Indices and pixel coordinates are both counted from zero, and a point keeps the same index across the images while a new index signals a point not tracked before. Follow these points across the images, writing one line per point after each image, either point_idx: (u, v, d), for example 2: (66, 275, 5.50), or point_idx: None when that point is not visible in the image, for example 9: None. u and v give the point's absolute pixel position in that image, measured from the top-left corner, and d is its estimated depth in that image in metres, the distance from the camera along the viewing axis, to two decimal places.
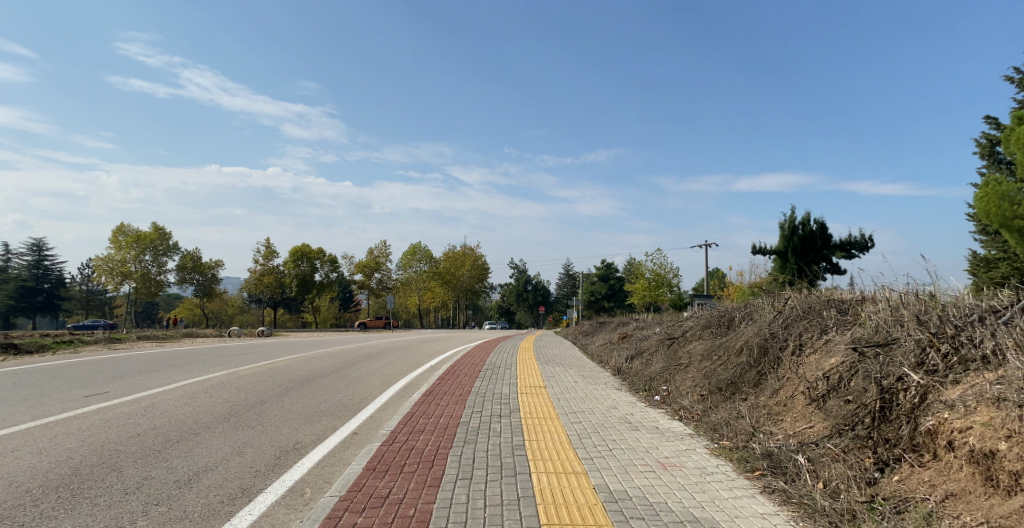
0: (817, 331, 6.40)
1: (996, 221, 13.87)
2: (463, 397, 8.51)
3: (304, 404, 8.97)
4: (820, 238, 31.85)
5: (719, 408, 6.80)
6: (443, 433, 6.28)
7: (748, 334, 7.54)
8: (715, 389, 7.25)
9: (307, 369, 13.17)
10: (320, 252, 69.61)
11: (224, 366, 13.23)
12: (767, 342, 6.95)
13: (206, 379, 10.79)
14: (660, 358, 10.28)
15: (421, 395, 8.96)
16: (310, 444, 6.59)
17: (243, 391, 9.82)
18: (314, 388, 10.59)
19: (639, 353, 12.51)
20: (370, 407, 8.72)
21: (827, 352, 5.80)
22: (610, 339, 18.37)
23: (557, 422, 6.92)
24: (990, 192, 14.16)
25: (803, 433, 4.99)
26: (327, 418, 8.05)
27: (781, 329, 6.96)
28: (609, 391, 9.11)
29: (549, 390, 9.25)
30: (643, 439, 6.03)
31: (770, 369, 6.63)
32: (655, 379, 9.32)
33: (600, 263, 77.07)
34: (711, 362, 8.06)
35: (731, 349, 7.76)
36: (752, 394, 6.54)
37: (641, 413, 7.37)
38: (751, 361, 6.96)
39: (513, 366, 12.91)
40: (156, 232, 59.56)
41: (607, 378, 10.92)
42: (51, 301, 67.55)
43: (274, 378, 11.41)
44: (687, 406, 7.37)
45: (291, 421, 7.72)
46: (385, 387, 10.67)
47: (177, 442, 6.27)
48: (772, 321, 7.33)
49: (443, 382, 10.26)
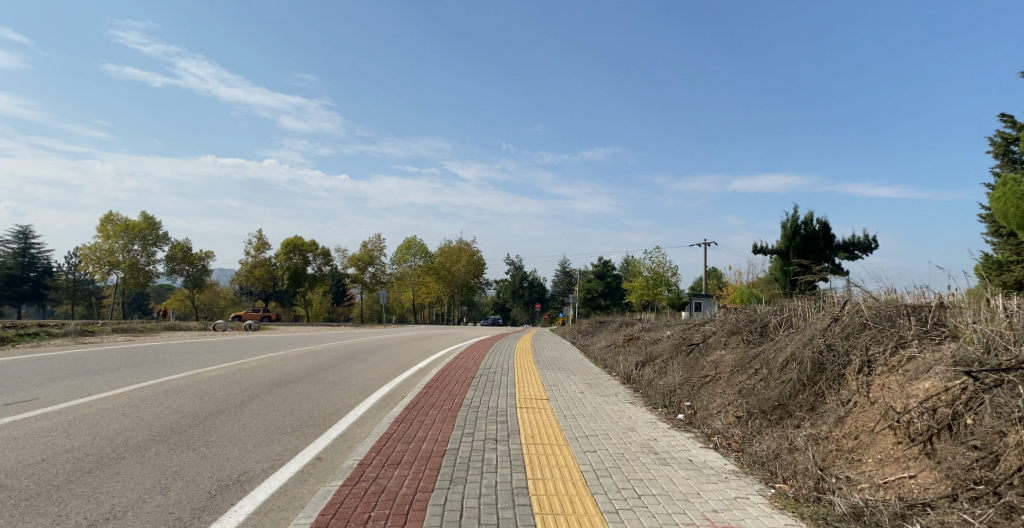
0: (892, 345, 5.16)
1: (1014, 222, 12.72)
2: (453, 413, 7.20)
3: (266, 417, 7.67)
4: (823, 239, 30.73)
5: (765, 435, 5.57)
6: (423, 468, 5.01)
7: (796, 346, 6.28)
8: (757, 411, 5.99)
9: (282, 371, 11.83)
10: (313, 244, 67.76)
11: (189, 366, 11.85)
12: (824, 357, 5.71)
13: (161, 382, 9.46)
14: (678, 367, 9.02)
15: (404, 408, 7.69)
16: (259, 476, 5.28)
17: (198, 399, 8.48)
18: (284, 395, 9.28)
19: (650, 359, 11.18)
20: (342, 422, 7.44)
21: (914, 372, 4.57)
22: (614, 340, 17.08)
23: (566, 450, 5.64)
24: (1007, 192, 13.00)
25: (902, 486, 3.74)
26: (290, 437, 6.74)
27: (841, 341, 5.70)
28: (622, 407, 7.86)
29: (554, 404, 7.98)
30: (679, 479, 4.77)
31: (829, 388, 5.40)
32: (676, 392, 8.06)
33: (596, 261, 75.85)
34: (747, 376, 6.81)
35: (774, 362, 6.52)
36: (808, 421, 5.29)
37: (668, 439, 6.11)
38: (805, 379, 5.70)
39: (510, 371, 11.54)
40: (146, 221, 58.02)
41: (618, 388, 9.62)
42: (37, 290, 65.58)
43: (241, 383, 10.07)
44: (722, 430, 6.13)
45: (243, 442, 6.40)
46: (364, 395, 9.37)
47: (88, 474, 4.92)
48: (827, 328, 6.06)
49: (431, 390, 8.99)
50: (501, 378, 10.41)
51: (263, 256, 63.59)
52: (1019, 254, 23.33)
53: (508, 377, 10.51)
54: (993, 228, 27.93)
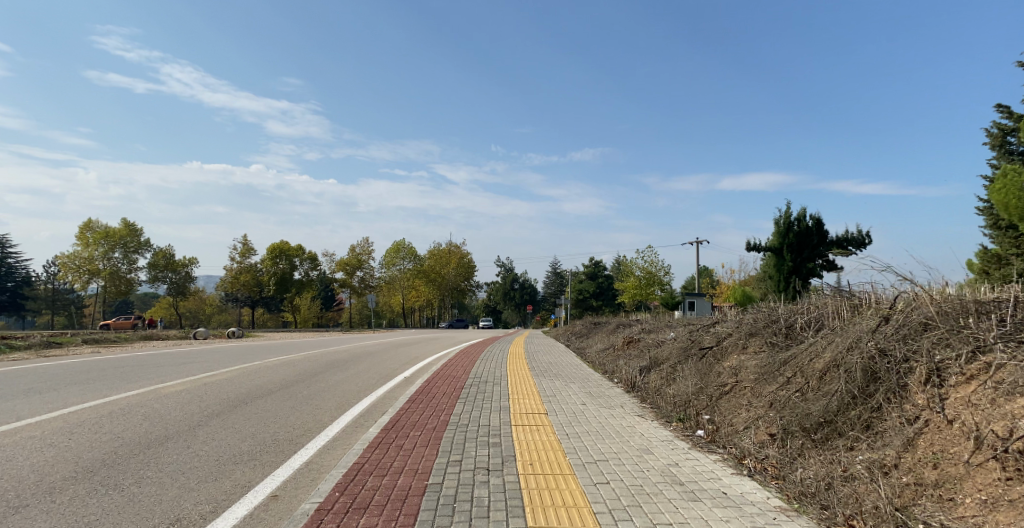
0: (969, 349, 4.24)
1: None
2: (437, 434, 6.21)
3: (223, 441, 6.65)
4: (816, 235, 29.88)
5: (810, 460, 4.65)
6: (397, 514, 4.03)
7: (840, 349, 5.33)
8: (797, 429, 5.05)
9: (252, 384, 10.76)
10: (299, 249, 66.41)
11: (149, 380, 10.73)
12: (877, 364, 4.78)
13: (108, 403, 8.37)
14: (690, 374, 8.08)
15: (382, 428, 6.70)
16: (194, 525, 4.24)
17: (147, 421, 7.44)
18: (248, 413, 8.22)
19: (656, 364, 10.22)
20: (310, 448, 6.44)
21: (1012, 386, 3.65)
22: (611, 343, 16.12)
23: (572, 482, 4.68)
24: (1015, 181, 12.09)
25: None
26: (244, 468, 5.70)
27: (898, 344, 4.76)
28: (632, 421, 6.91)
29: (554, 419, 7.02)
30: (717, 523, 3.82)
31: (888, 401, 4.47)
32: (692, 403, 7.12)
33: (588, 261, 75.21)
34: (779, 387, 5.88)
35: (812, 371, 5.60)
36: (865, 442, 4.36)
37: (692, 464, 5.16)
38: (856, 391, 4.76)
39: (504, 380, 10.54)
40: (127, 228, 56.46)
41: (622, 398, 8.68)
42: (15, 300, 63.45)
43: (201, 400, 9.01)
44: (755, 452, 5.19)
45: (185, 476, 5.36)
46: (340, 412, 8.35)
47: None
48: (877, 329, 5.12)
49: (414, 405, 7.99)
50: (493, 388, 9.43)
51: (249, 262, 61.91)
52: (1019, 247, 22.70)
53: (500, 387, 9.52)
54: (989, 222, 27.31)
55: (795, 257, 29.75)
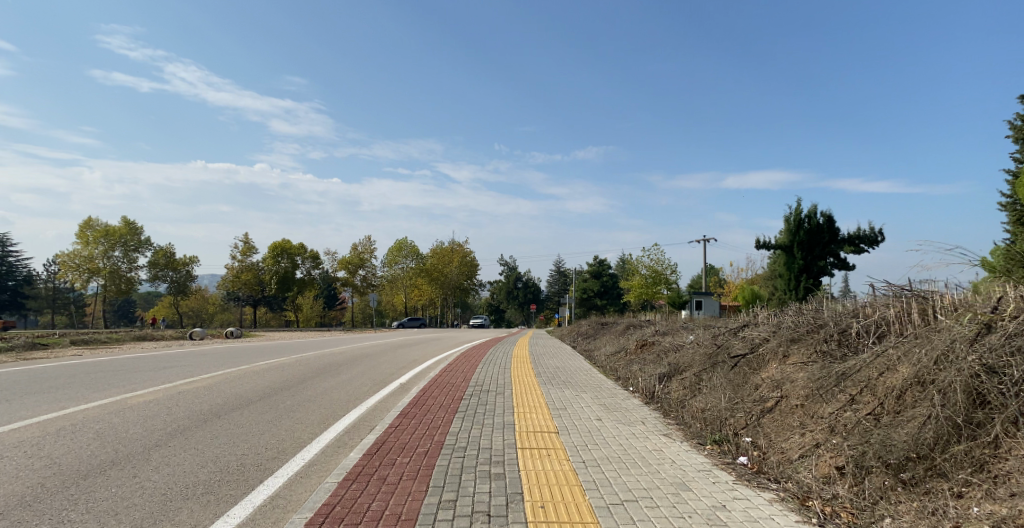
0: None
1: None
2: (430, 462, 5.20)
3: (178, 468, 5.66)
4: (828, 232, 28.67)
5: (900, 509, 3.64)
6: None
7: (926, 363, 4.30)
8: (876, 463, 4.01)
9: (230, 393, 9.75)
10: (302, 247, 65.72)
11: (117, 389, 9.70)
12: (986, 385, 3.77)
13: (61, 417, 7.36)
14: (721, 385, 7.03)
15: (365, 452, 5.69)
16: None
17: (97, 441, 6.43)
18: (217, 430, 7.23)
19: (676, 372, 9.17)
20: (280, 475, 5.45)
21: None
22: (623, 346, 14.98)
23: None
24: None
25: None
26: (196, 504, 4.72)
27: (1013, 362, 3.76)
28: (658, 444, 5.88)
29: (567, 440, 5.98)
30: None
31: (1008, 435, 3.50)
32: (728, 422, 6.07)
33: (593, 261, 73.99)
34: (841, 408, 4.82)
35: (886, 389, 4.58)
36: (983, 487, 3.36)
37: (743, 507, 4.12)
38: (958, 419, 3.75)
39: (507, 388, 9.54)
40: (127, 226, 55.65)
41: (642, 412, 7.64)
42: (14, 299, 62.33)
43: (167, 413, 7.97)
44: (822, 493, 4.14)
45: (118, 518, 4.36)
46: (322, 428, 7.32)
47: None
48: (977, 341, 4.09)
49: (407, 422, 6.96)
50: (497, 399, 8.41)
51: (251, 261, 60.86)
52: None
53: (503, 398, 8.49)
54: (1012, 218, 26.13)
55: (806, 255, 28.62)
